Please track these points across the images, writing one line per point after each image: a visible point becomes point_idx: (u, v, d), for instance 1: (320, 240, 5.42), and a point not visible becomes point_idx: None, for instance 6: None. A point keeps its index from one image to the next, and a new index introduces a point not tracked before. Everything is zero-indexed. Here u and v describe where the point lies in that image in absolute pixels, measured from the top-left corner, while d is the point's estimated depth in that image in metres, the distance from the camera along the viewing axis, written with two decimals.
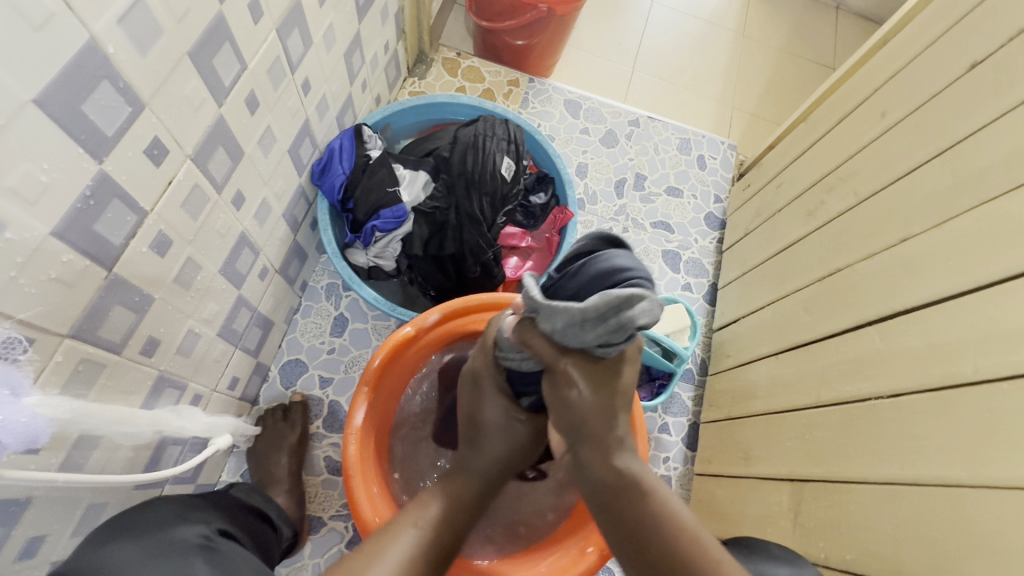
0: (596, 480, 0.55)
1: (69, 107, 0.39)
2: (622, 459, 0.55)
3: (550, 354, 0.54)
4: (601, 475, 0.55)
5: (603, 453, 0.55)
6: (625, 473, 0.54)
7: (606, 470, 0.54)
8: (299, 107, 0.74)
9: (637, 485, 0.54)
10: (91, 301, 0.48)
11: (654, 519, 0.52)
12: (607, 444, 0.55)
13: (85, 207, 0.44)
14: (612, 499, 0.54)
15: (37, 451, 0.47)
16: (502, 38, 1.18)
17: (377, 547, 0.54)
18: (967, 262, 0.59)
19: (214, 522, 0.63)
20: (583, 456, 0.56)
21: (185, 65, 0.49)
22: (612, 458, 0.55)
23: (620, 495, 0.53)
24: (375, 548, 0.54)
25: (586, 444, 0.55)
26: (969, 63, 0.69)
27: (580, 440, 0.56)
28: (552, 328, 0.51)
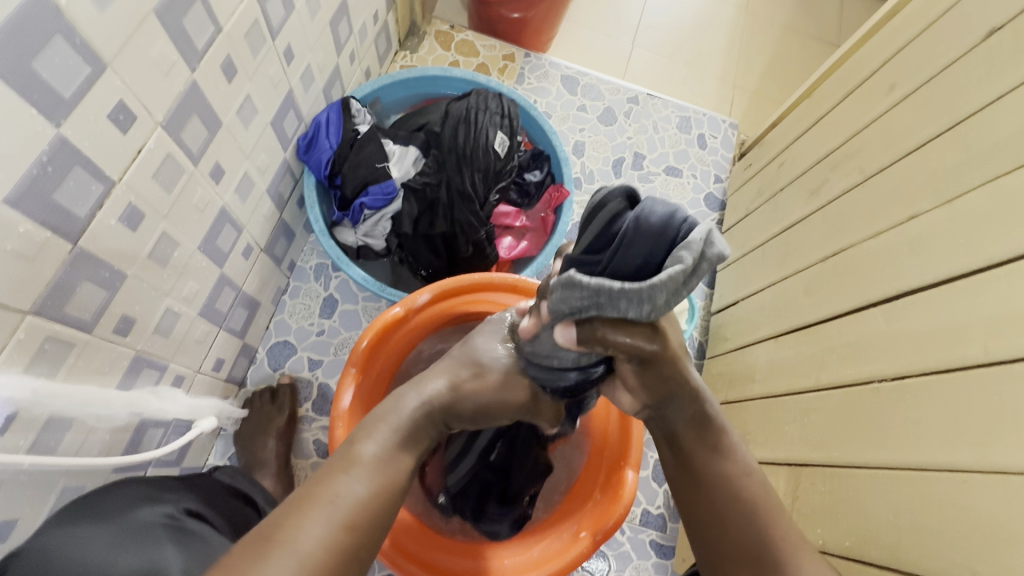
0: (679, 424, 0.56)
1: (16, 62, 0.36)
2: (707, 399, 0.56)
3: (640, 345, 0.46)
4: (684, 417, 0.56)
5: (690, 398, 0.55)
6: (706, 418, 0.56)
7: (692, 408, 0.56)
8: (281, 77, 0.71)
9: (716, 422, 0.57)
10: (54, 276, 0.45)
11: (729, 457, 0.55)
12: (696, 389, 0.55)
13: (42, 174, 0.41)
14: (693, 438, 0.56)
15: (0, 433, 0.45)
16: (497, 11, 1.12)
17: (322, 489, 0.45)
18: (976, 241, 0.57)
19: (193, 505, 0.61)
20: (669, 406, 0.56)
21: (151, 24, 0.46)
22: (698, 401, 0.56)
23: (700, 434, 0.56)
24: (319, 490, 0.45)
25: (677, 397, 0.56)
26: (986, 30, 0.65)
27: (669, 401, 0.55)
28: (639, 310, 0.39)
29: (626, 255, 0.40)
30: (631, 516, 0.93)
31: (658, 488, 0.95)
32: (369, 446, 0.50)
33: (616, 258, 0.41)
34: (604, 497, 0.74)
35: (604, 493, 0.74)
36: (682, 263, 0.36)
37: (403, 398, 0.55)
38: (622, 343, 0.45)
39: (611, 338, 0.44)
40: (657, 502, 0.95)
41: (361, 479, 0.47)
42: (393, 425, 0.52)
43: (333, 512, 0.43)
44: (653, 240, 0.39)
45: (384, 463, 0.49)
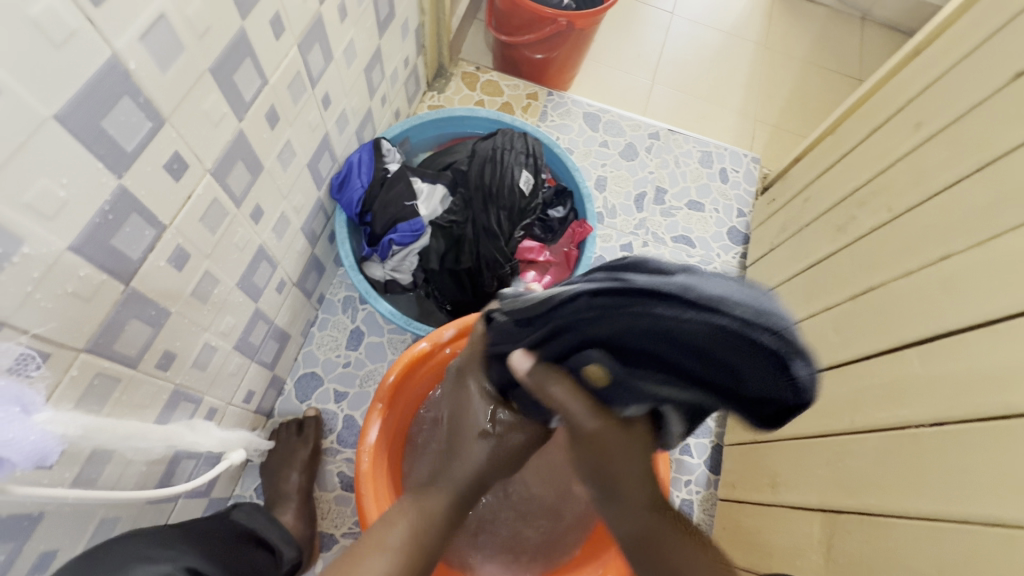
0: (629, 531, 0.54)
1: (89, 122, 0.39)
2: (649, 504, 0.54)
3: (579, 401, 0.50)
4: (629, 529, 0.54)
5: (632, 503, 0.53)
6: (653, 519, 0.53)
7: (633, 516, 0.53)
8: (319, 122, 0.75)
9: (662, 536, 0.53)
10: (107, 315, 0.48)
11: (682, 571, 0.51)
12: (637, 490, 0.54)
13: (103, 222, 0.44)
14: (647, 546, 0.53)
15: (49, 466, 0.47)
16: (521, 52, 1.18)
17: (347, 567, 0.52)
18: (1011, 283, 0.56)
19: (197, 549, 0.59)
20: (613, 511, 0.55)
21: (206, 81, 0.49)
22: (640, 507, 0.53)
23: (653, 546, 0.52)
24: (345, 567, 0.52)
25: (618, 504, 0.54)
26: (1010, 73, 0.66)
27: (612, 498, 0.54)
28: (637, 391, 0.47)
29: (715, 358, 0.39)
30: None
31: None
32: (396, 533, 0.55)
33: (626, 337, 0.41)
34: None
35: None
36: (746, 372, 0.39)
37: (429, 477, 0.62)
38: (558, 396, 0.50)
39: (553, 389, 0.50)
40: None
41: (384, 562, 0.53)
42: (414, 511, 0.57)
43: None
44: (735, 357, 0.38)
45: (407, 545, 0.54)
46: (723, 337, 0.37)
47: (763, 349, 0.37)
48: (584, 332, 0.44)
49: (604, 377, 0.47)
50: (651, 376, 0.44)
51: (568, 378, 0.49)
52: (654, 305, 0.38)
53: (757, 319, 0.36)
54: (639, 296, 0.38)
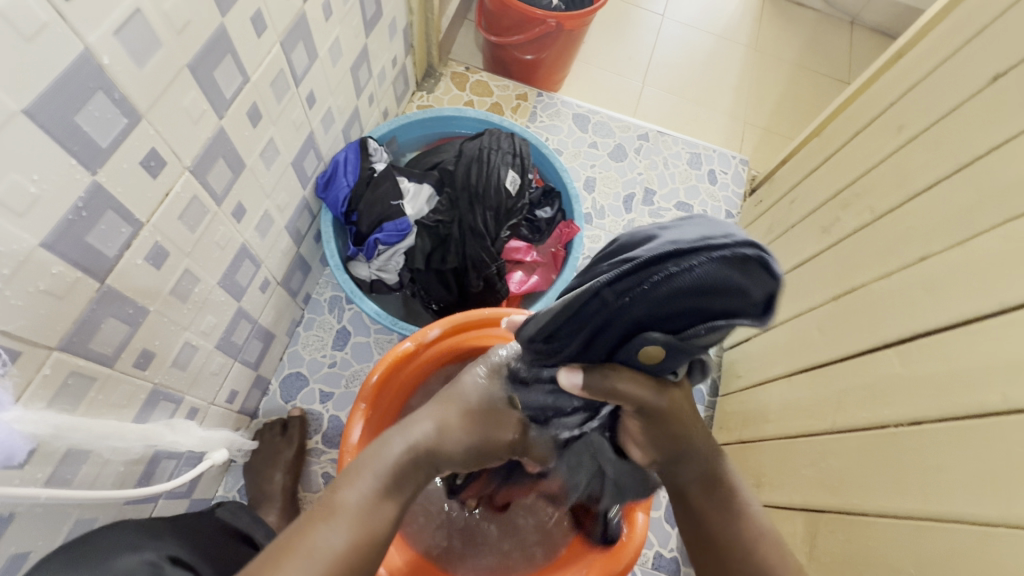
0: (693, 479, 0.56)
1: (62, 117, 0.39)
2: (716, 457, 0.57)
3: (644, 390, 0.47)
4: (692, 475, 0.56)
5: (700, 454, 0.56)
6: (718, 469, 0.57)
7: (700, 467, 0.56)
8: (303, 120, 0.74)
9: (724, 478, 0.56)
10: (81, 314, 0.47)
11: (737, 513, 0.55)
12: (705, 449, 0.56)
13: (76, 219, 0.43)
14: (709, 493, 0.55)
15: (21, 466, 0.46)
16: (511, 52, 1.18)
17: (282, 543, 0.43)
18: (989, 283, 0.57)
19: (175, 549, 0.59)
20: (679, 469, 0.56)
21: (184, 77, 0.49)
22: (709, 460, 0.56)
23: (710, 492, 0.56)
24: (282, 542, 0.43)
25: (687, 463, 0.56)
26: (989, 76, 0.67)
27: (678, 460, 0.56)
28: (693, 355, 0.43)
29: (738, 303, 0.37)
30: (643, 559, 0.90)
31: (671, 530, 0.92)
32: (351, 493, 0.48)
33: (654, 307, 0.39)
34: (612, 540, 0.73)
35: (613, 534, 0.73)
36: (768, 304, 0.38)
37: (390, 441, 0.53)
38: (627, 392, 0.47)
39: (617, 390, 0.46)
40: (669, 545, 0.92)
41: (340, 529, 0.44)
42: (376, 472, 0.50)
43: (310, 566, 0.41)
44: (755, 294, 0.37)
45: (365, 511, 0.47)
46: (737, 278, 0.36)
47: (757, 261, 0.36)
48: (620, 319, 0.42)
49: (655, 356, 0.43)
50: (702, 336, 0.40)
51: (626, 373, 0.46)
52: (660, 266, 0.37)
53: (748, 248, 0.36)
54: (644, 264, 0.38)
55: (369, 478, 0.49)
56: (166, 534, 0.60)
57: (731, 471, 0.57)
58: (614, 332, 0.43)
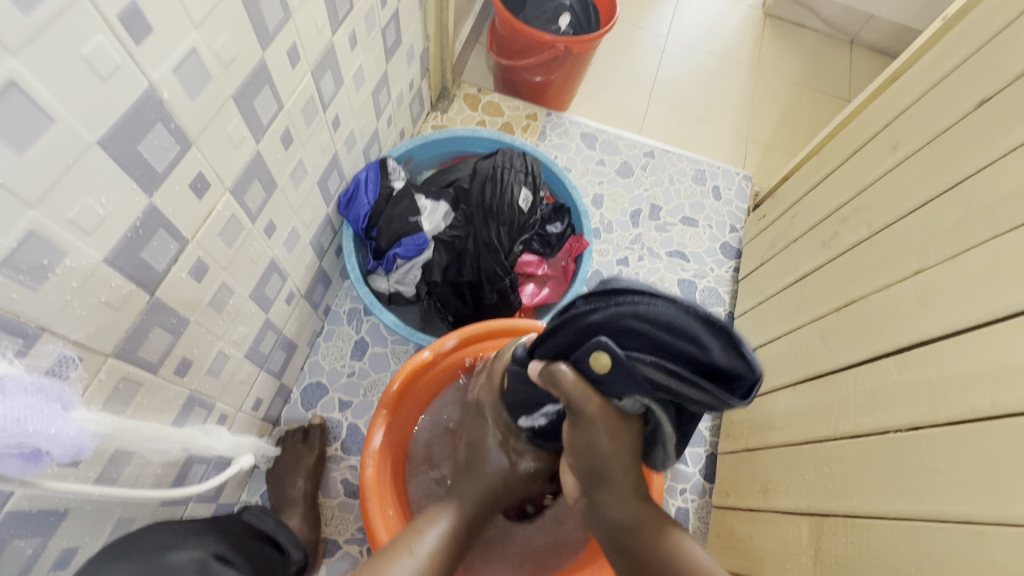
0: (614, 522, 0.59)
1: (127, 147, 0.44)
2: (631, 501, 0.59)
3: (581, 395, 0.54)
4: (614, 515, 0.59)
5: (620, 498, 0.59)
6: (636, 513, 0.59)
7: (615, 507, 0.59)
8: (329, 142, 0.79)
9: (641, 522, 0.59)
10: (133, 322, 0.51)
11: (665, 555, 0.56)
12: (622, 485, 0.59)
13: (134, 236, 0.47)
14: (628, 538, 0.58)
15: (77, 465, 0.50)
16: (522, 75, 1.24)
17: None
18: (979, 294, 0.60)
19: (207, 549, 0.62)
20: (600, 498, 0.60)
21: (229, 107, 0.54)
22: (623, 499, 0.59)
23: (634, 534, 0.58)
24: None
25: (602, 492, 0.59)
26: (977, 99, 0.71)
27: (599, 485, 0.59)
28: (633, 387, 0.52)
29: (681, 340, 0.49)
30: None
31: None
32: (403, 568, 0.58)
33: (616, 320, 0.52)
34: None
35: None
36: (708, 354, 0.49)
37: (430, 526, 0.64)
38: (568, 389, 0.54)
39: (562, 382, 0.55)
40: None
41: None
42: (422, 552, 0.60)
43: None
44: (697, 339, 0.49)
45: (434, 556, 0.61)
46: (685, 322, 0.49)
47: (714, 328, 0.49)
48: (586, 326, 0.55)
49: (603, 370, 0.52)
50: (639, 366, 0.50)
51: (574, 371, 0.55)
52: (636, 294, 0.52)
53: (708, 313, 0.49)
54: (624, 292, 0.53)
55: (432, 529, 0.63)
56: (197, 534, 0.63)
57: (645, 513, 0.59)
58: (583, 337, 0.56)
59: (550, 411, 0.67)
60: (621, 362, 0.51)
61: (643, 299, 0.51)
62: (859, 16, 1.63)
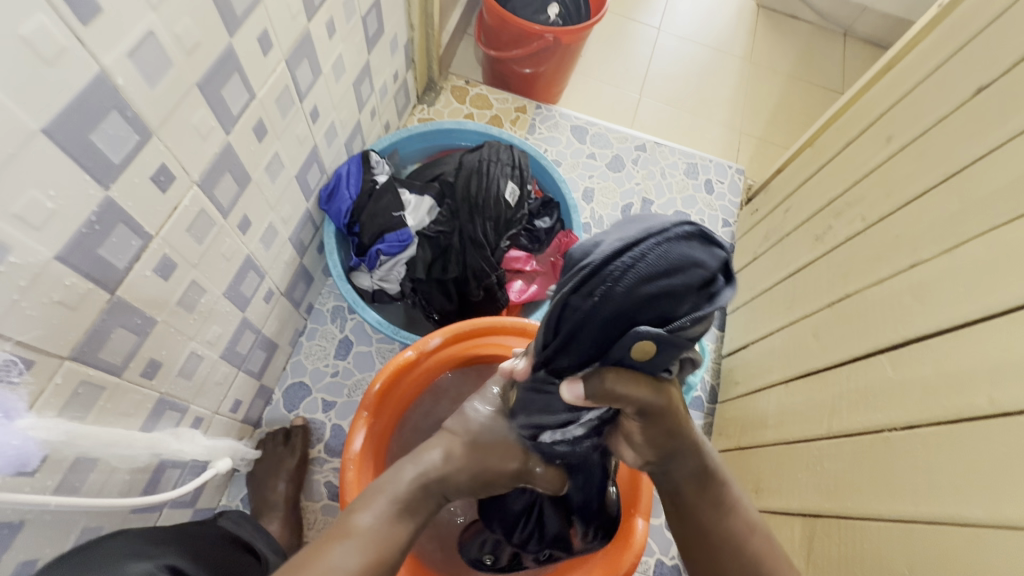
0: (688, 477, 0.57)
1: (77, 136, 0.41)
2: (708, 451, 0.59)
3: (651, 395, 0.49)
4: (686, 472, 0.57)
5: (694, 453, 0.57)
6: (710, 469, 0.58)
7: (694, 464, 0.57)
8: (307, 134, 0.76)
9: (716, 474, 0.58)
10: (92, 323, 0.48)
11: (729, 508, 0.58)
12: (699, 444, 0.57)
13: (89, 232, 0.45)
14: (703, 488, 0.58)
15: (31, 473, 0.47)
16: (510, 66, 1.21)
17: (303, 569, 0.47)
18: (976, 289, 0.58)
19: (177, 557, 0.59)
20: (675, 464, 0.57)
21: (194, 95, 0.51)
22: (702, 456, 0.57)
23: (700, 492, 0.57)
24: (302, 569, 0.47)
25: (683, 458, 0.57)
26: (973, 88, 0.69)
27: (675, 457, 0.56)
28: (682, 349, 0.45)
29: (692, 272, 0.42)
30: (644, 567, 0.91)
31: (671, 537, 0.93)
32: (364, 517, 0.53)
33: (627, 305, 0.42)
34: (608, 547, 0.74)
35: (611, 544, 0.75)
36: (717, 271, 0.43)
37: (402, 469, 0.59)
38: (627, 395, 0.47)
39: (620, 393, 0.47)
40: (670, 552, 0.92)
41: (354, 552, 0.49)
42: (390, 496, 0.55)
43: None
44: (702, 263, 0.42)
45: (381, 534, 0.52)
46: (681, 251, 0.42)
47: (694, 237, 0.43)
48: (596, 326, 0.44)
49: (648, 353, 0.45)
50: (685, 326, 0.43)
51: (620, 372, 0.47)
52: (617, 258, 0.42)
53: (684, 226, 0.42)
54: (602, 262, 0.43)
55: (383, 501, 0.55)
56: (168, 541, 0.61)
57: (722, 467, 0.59)
58: (597, 336, 0.45)
59: (571, 434, 0.58)
60: (668, 338, 0.43)
61: (632, 259, 0.41)
62: (853, 7, 1.62)
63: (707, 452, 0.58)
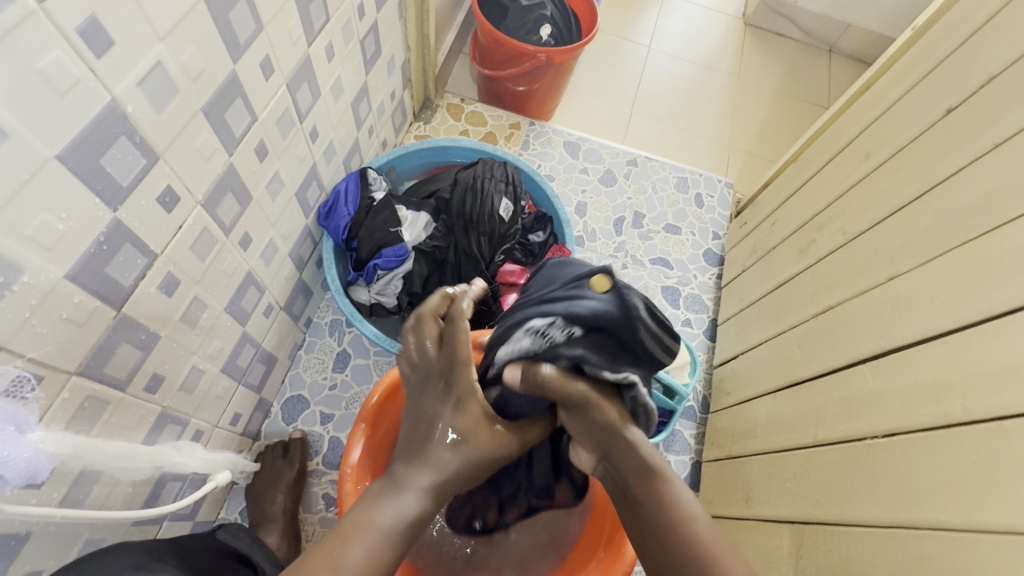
0: (627, 469, 0.55)
1: (89, 161, 0.43)
2: (644, 446, 0.56)
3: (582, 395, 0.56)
4: (628, 464, 0.55)
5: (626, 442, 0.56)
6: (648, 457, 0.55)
7: (631, 459, 0.55)
8: (307, 153, 0.79)
9: (654, 470, 0.54)
10: (99, 339, 0.50)
11: (666, 504, 0.52)
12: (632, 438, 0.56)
13: (98, 251, 0.47)
14: (639, 481, 0.54)
15: (38, 485, 0.49)
16: (504, 84, 1.24)
17: None
18: (950, 299, 0.60)
19: (177, 568, 0.60)
20: (615, 459, 0.56)
21: (198, 120, 0.53)
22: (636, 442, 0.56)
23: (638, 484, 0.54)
24: None
25: (619, 456, 0.56)
26: (946, 107, 0.72)
27: (611, 452, 0.56)
28: (629, 307, 0.54)
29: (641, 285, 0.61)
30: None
31: None
32: (351, 554, 0.46)
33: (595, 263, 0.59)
34: (606, 555, 0.76)
35: (608, 550, 0.76)
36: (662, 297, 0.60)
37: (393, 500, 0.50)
38: (556, 383, 0.55)
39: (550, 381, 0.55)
40: None
41: None
42: (379, 534, 0.48)
43: None
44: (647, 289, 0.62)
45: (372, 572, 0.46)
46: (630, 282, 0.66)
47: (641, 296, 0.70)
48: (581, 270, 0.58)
49: (603, 292, 0.55)
50: (642, 308, 0.56)
51: (576, 308, 0.55)
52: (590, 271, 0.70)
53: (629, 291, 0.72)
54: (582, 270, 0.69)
55: (371, 535, 0.48)
56: (168, 553, 0.62)
57: (663, 465, 0.55)
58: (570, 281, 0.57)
59: (519, 346, 0.59)
60: (620, 286, 0.55)
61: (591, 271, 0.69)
62: (837, 25, 1.66)
63: (643, 447, 0.56)
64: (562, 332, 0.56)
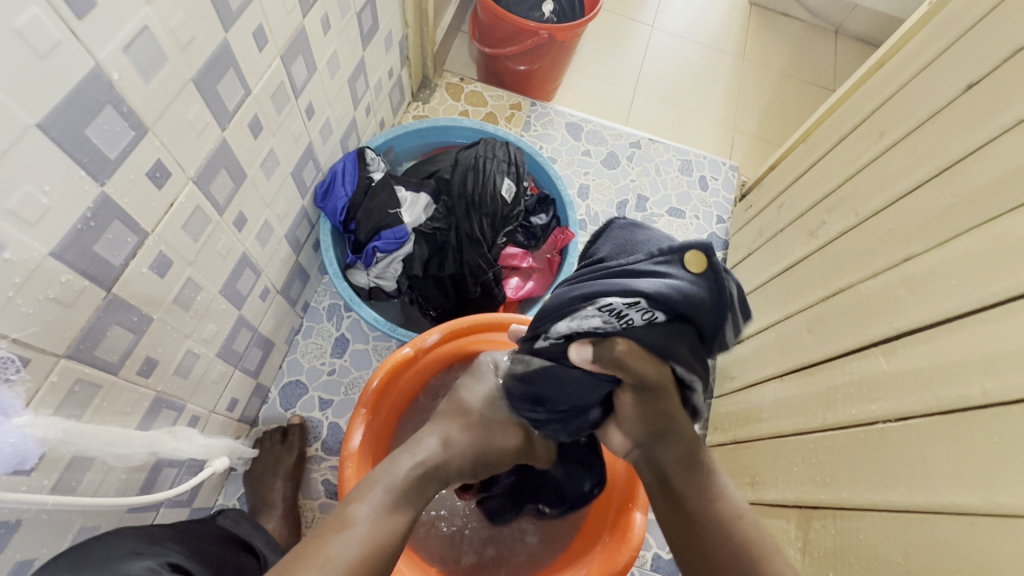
0: (670, 462, 0.61)
1: (72, 131, 0.40)
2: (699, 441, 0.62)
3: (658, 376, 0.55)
4: (669, 458, 0.61)
5: (679, 439, 0.61)
6: (694, 452, 0.61)
7: (679, 450, 0.61)
8: (303, 131, 0.76)
9: (703, 463, 0.61)
10: (88, 321, 0.48)
11: (712, 495, 0.59)
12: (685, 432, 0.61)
13: (85, 228, 0.44)
14: (687, 473, 0.61)
15: (28, 472, 0.47)
16: (504, 63, 1.21)
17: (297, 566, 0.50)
18: (966, 280, 0.59)
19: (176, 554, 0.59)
20: (658, 451, 0.62)
21: (189, 91, 0.50)
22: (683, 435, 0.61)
23: (686, 476, 0.60)
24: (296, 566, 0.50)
25: (665, 445, 0.61)
26: (965, 82, 0.70)
27: (660, 438, 0.61)
28: (720, 294, 0.51)
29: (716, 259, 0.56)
30: (642, 560, 0.91)
31: None
32: (361, 508, 0.56)
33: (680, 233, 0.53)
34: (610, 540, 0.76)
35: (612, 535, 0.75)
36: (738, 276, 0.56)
37: (398, 461, 0.62)
38: (634, 364, 0.53)
39: (626, 362, 0.53)
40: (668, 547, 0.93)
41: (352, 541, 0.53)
42: (386, 487, 0.59)
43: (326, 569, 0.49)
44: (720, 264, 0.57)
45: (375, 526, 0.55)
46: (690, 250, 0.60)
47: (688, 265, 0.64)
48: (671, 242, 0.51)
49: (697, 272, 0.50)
50: (728, 291, 0.52)
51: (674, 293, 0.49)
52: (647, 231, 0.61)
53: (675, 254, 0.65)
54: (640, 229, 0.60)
55: (378, 491, 0.58)
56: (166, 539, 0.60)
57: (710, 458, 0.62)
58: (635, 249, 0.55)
59: (590, 324, 0.54)
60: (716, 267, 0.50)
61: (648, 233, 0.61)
62: (844, 5, 1.63)
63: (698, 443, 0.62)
64: (644, 315, 0.51)
